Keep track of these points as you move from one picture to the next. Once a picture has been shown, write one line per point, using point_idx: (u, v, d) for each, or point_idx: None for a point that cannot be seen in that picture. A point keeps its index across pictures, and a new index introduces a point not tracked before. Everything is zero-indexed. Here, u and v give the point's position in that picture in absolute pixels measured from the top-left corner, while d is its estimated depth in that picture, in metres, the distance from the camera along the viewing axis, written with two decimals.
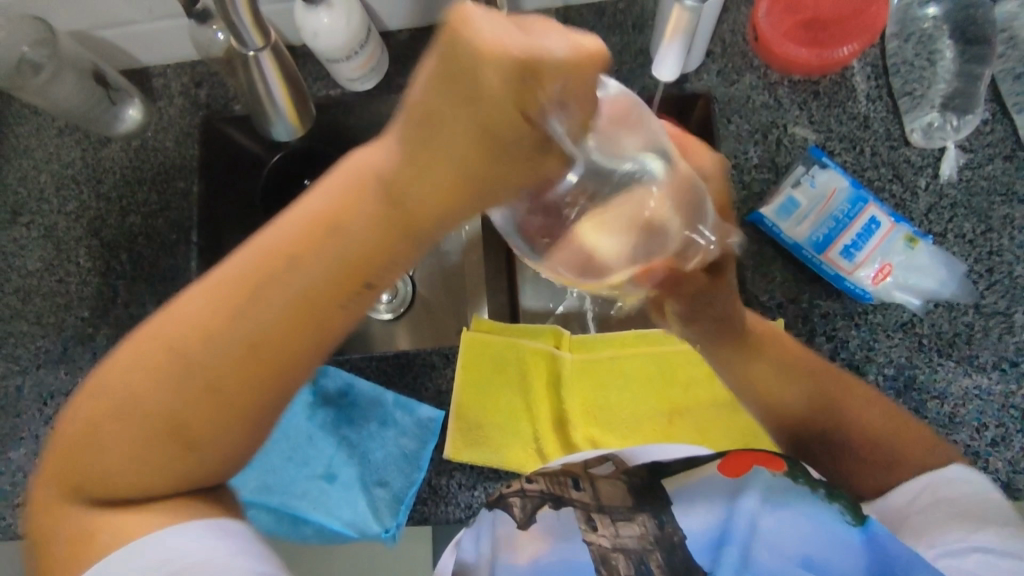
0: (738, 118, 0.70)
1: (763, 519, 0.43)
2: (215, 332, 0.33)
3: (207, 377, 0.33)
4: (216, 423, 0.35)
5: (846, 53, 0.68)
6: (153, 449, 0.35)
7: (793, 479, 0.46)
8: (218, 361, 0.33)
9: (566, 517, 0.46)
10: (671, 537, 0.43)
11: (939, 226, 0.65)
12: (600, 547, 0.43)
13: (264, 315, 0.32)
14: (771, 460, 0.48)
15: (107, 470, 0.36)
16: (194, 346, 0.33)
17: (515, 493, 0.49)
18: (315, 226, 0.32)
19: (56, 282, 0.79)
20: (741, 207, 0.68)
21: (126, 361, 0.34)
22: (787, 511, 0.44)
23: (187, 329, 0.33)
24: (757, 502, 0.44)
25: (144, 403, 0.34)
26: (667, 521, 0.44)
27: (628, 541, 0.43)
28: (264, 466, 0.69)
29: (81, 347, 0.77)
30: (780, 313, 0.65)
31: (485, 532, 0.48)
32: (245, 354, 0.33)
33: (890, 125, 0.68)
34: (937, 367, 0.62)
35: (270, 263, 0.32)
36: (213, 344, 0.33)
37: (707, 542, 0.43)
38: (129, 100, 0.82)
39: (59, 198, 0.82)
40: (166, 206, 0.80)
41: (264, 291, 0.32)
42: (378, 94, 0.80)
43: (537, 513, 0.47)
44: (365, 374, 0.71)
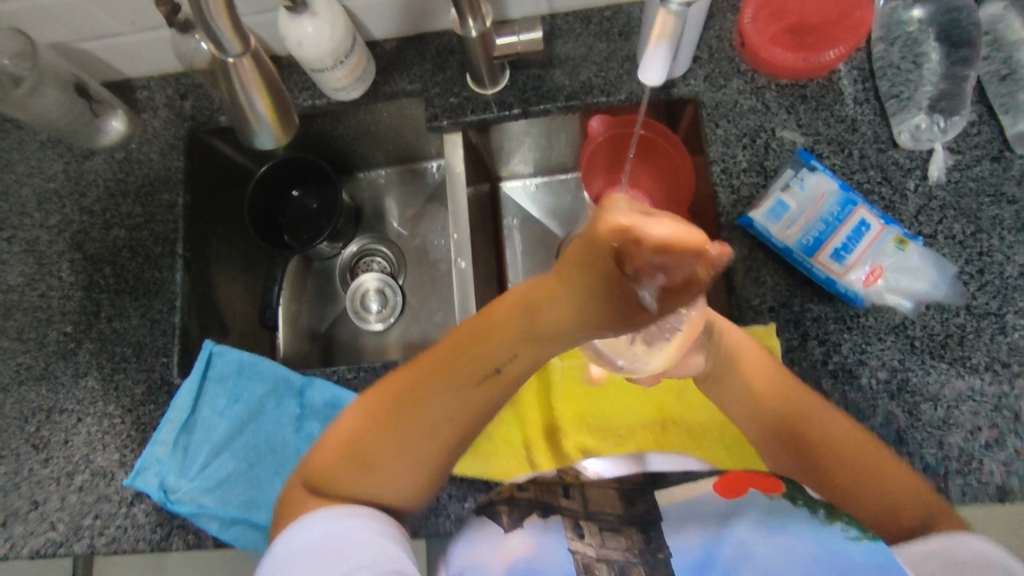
0: (725, 122, 0.70)
1: (754, 541, 0.44)
2: (436, 413, 0.50)
3: (422, 410, 0.51)
4: (424, 440, 0.51)
5: (832, 57, 0.68)
6: (391, 477, 0.51)
7: (791, 501, 0.47)
8: (439, 426, 0.51)
9: (554, 526, 0.47)
10: (656, 552, 0.45)
11: (930, 228, 0.65)
12: (584, 556, 0.45)
13: (451, 372, 0.50)
14: (770, 481, 0.50)
15: (330, 467, 0.52)
16: (422, 417, 0.50)
17: (504, 501, 0.51)
18: (491, 315, 0.47)
19: (38, 297, 0.78)
20: (730, 211, 0.68)
21: (383, 409, 0.51)
22: (783, 532, 0.45)
23: (402, 385, 0.51)
24: (752, 525, 0.45)
25: (388, 451, 0.51)
26: (654, 536, 0.46)
27: (612, 551, 0.46)
28: (251, 480, 0.68)
29: (63, 363, 0.75)
30: (772, 317, 0.64)
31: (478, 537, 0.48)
32: (453, 400, 0.51)
33: (878, 127, 0.68)
34: (930, 368, 0.62)
35: (459, 338, 0.49)
36: (430, 413, 0.50)
37: (693, 556, 0.44)
38: (112, 112, 0.81)
39: (41, 212, 0.80)
40: (150, 218, 0.79)
41: (465, 393, 0.50)
42: (364, 103, 0.80)
43: (525, 522, 0.48)
44: (352, 386, 0.70)
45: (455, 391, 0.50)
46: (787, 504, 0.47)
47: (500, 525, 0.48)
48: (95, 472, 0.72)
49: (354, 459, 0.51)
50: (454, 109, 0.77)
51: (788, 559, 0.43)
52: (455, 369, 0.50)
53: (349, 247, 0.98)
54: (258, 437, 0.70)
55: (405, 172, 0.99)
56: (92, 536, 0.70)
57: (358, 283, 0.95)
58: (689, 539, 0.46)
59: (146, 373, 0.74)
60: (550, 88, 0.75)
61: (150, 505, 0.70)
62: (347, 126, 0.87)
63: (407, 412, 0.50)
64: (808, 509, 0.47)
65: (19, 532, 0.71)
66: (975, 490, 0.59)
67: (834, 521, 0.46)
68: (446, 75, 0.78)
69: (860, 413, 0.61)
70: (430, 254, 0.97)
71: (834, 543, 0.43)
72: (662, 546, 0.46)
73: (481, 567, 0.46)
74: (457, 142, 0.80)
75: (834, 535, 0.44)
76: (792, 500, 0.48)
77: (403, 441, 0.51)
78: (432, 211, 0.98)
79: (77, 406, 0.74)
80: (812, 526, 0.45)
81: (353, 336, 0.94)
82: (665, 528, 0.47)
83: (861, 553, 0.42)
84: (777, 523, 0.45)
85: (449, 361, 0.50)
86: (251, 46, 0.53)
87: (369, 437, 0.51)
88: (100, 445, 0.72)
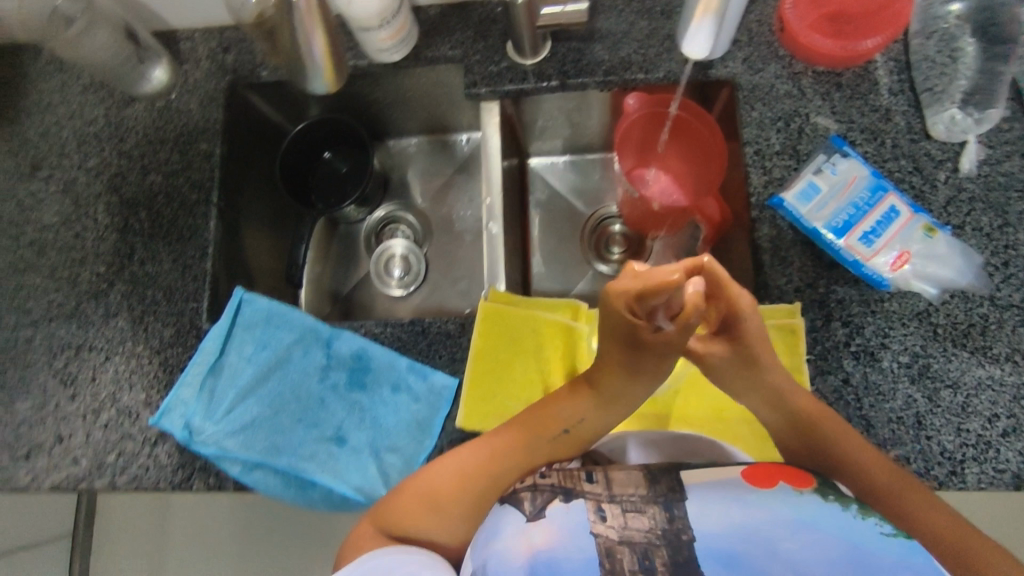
0: (761, 105, 0.72)
1: (778, 537, 0.42)
2: (506, 460, 0.55)
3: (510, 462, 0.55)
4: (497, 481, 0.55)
5: (870, 46, 0.69)
6: (452, 521, 0.53)
7: (821, 496, 0.46)
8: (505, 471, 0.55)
9: (577, 508, 0.47)
10: (680, 532, 0.43)
11: (958, 219, 0.66)
12: (606, 539, 0.43)
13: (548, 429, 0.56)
14: (801, 477, 0.48)
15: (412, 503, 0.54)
16: (498, 471, 0.55)
17: (528, 488, 0.51)
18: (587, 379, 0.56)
19: (72, 237, 0.79)
20: (761, 191, 0.69)
21: (455, 463, 0.56)
22: (813, 526, 0.43)
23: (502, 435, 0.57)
24: (781, 522, 0.43)
25: (457, 498, 0.54)
26: (677, 516, 0.45)
27: (635, 532, 0.44)
28: (273, 426, 0.69)
29: (94, 302, 0.76)
30: (797, 297, 0.66)
31: (496, 525, 0.48)
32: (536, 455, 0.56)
33: (912, 119, 0.69)
34: (951, 356, 0.63)
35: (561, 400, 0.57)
36: (505, 462, 0.55)
37: (715, 547, 0.42)
38: (157, 60, 0.82)
39: (79, 154, 0.82)
40: (187, 166, 0.80)
41: (544, 454, 0.56)
42: (404, 67, 0.81)
43: (547, 507, 0.48)
44: (380, 340, 0.71)
45: (533, 441, 0.56)
46: (817, 498, 0.46)
47: (523, 513, 0.48)
48: (121, 410, 0.73)
49: (422, 503, 0.54)
50: (493, 77, 0.78)
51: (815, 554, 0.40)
52: (544, 429, 0.56)
53: (376, 213, 0.99)
54: (282, 385, 0.71)
55: (435, 143, 1.00)
56: (115, 472, 0.71)
57: (384, 248, 0.96)
58: (712, 528, 0.43)
59: (176, 317, 0.75)
60: (590, 62, 0.77)
61: (174, 445, 0.71)
62: (384, 91, 0.88)
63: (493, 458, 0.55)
64: (840, 504, 0.45)
65: (43, 465, 0.72)
66: (990, 476, 0.59)
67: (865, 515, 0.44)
68: (488, 43, 0.79)
69: (880, 395, 0.62)
70: (456, 224, 0.98)
71: (862, 540, 0.41)
72: (686, 527, 0.44)
73: (502, 555, 0.45)
74: (493, 110, 0.81)
75: (866, 530, 0.43)
76: (821, 494, 0.46)
77: (475, 497, 0.54)
78: (460, 183, 0.99)
79: (106, 344, 0.75)
80: (839, 522, 0.43)
81: (373, 299, 0.95)
82: (688, 509, 0.45)
83: (887, 552, 0.40)
84: (806, 517, 0.43)
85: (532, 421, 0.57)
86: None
87: (443, 485, 0.54)
88: (127, 384, 0.73)
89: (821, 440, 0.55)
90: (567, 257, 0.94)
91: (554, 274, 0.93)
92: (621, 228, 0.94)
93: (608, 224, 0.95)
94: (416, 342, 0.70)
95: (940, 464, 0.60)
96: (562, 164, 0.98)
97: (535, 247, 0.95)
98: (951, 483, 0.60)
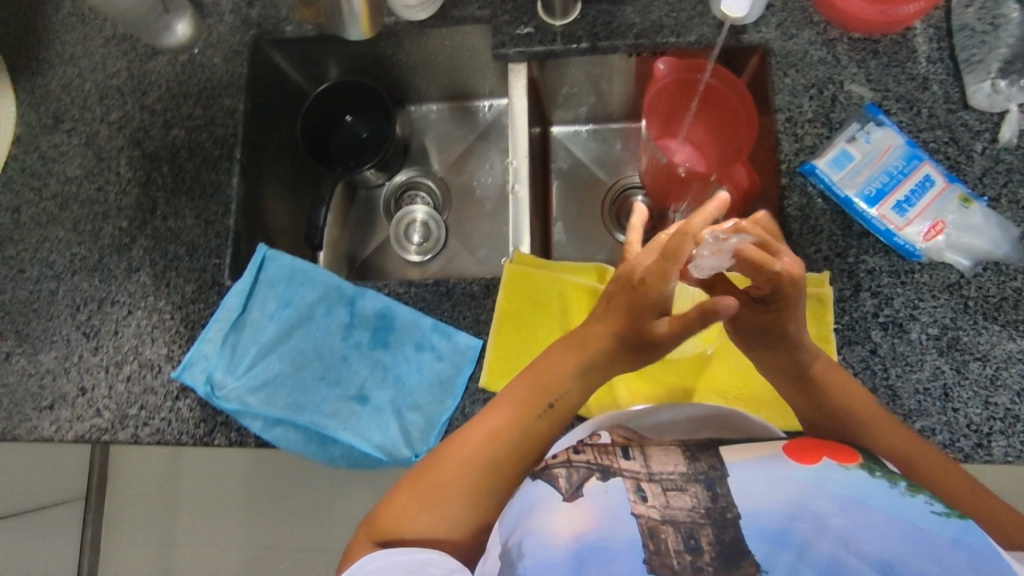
0: (793, 71, 0.71)
1: (829, 513, 0.41)
2: (493, 443, 0.55)
3: (497, 445, 0.55)
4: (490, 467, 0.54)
5: (909, 12, 0.68)
6: (455, 511, 0.54)
7: (868, 471, 0.44)
8: (500, 454, 0.55)
9: (615, 488, 0.45)
10: (725, 511, 0.42)
11: (994, 190, 0.65)
12: (648, 519, 0.43)
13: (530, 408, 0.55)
14: (845, 451, 0.47)
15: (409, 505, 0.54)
16: (493, 455, 0.55)
17: (561, 464, 0.49)
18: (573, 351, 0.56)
19: (95, 191, 0.79)
20: (792, 158, 0.68)
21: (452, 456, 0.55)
22: (865, 507, 0.41)
23: (484, 421, 0.56)
24: (832, 503, 0.41)
25: (457, 491, 0.54)
26: (721, 494, 0.44)
27: (678, 512, 0.43)
28: (295, 384, 0.69)
29: (117, 256, 0.76)
30: (826, 266, 0.65)
31: (532, 504, 0.47)
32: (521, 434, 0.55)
33: (949, 88, 0.68)
34: (981, 329, 0.62)
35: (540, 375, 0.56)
36: (500, 446, 0.55)
37: (763, 526, 0.41)
38: (181, 14, 0.80)
39: (102, 107, 0.81)
40: (210, 121, 0.80)
41: (532, 431, 0.55)
42: (430, 26, 0.80)
43: (586, 485, 0.47)
44: (403, 300, 0.71)
45: (522, 420, 0.55)
46: (865, 474, 0.44)
47: (559, 491, 0.47)
48: (143, 363, 0.73)
49: (422, 503, 0.54)
50: (522, 38, 0.77)
51: (869, 537, 0.39)
52: (529, 407, 0.55)
53: (396, 177, 0.99)
54: (305, 342, 0.71)
55: (456, 109, 0.99)
56: (138, 425, 0.71)
57: (404, 213, 0.95)
58: (759, 505, 0.42)
59: (198, 273, 0.75)
60: (620, 24, 0.76)
61: (196, 400, 0.71)
62: (408, 53, 0.87)
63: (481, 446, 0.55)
64: (889, 480, 0.43)
65: (66, 416, 0.72)
66: (1018, 450, 0.59)
67: (916, 492, 0.43)
68: (517, 3, 0.78)
69: (907, 365, 0.61)
70: (476, 191, 0.97)
71: (915, 516, 0.40)
72: (730, 506, 0.43)
73: (540, 535, 0.44)
74: (521, 72, 0.80)
75: (916, 507, 0.41)
76: (868, 470, 0.45)
77: (477, 485, 0.54)
78: (480, 150, 0.99)
79: (128, 298, 0.75)
80: (891, 501, 0.41)
81: (391, 264, 0.95)
82: (732, 486, 0.44)
83: (940, 530, 0.39)
84: (854, 494, 0.42)
85: (519, 403, 0.56)
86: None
87: (445, 481, 0.54)
88: (149, 338, 0.73)
89: (846, 414, 0.54)
90: (588, 227, 0.93)
91: (575, 244, 0.92)
92: (643, 200, 0.94)
93: (630, 194, 0.95)
94: (441, 303, 0.70)
95: (966, 436, 0.59)
96: (585, 133, 0.97)
97: (555, 215, 0.94)
98: (977, 456, 0.59)
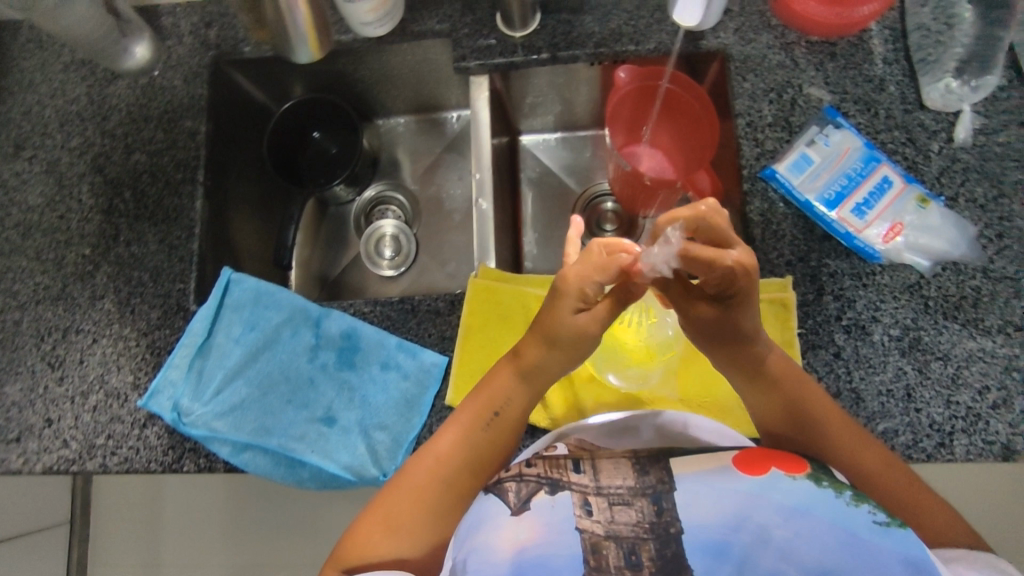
0: (753, 76, 0.71)
1: (773, 524, 0.42)
2: (447, 461, 0.57)
3: (451, 463, 0.57)
4: (446, 485, 0.56)
5: (865, 14, 0.68)
6: (414, 532, 0.55)
7: (814, 481, 0.45)
8: (452, 474, 0.57)
9: (562, 502, 0.46)
10: (668, 526, 0.43)
11: (952, 189, 0.65)
12: (592, 535, 0.43)
13: (479, 425, 0.57)
14: (795, 460, 0.48)
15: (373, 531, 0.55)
16: (446, 474, 0.56)
17: (513, 477, 0.50)
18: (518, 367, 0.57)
19: (57, 219, 0.78)
20: (753, 163, 0.68)
21: (406, 480, 0.56)
22: (809, 519, 0.42)
23: (439, 441, 0.58)
24: (776, 514, 0.42)
25: (415, 513, 0.55)
26: (665, 508, 0.44)
27: (622, 527, 0.43)
28: (263, 407, 0.68)
29: (81, 284, 0.76)
30: (789, 270, 0.65)
31: (481, 520, 0.47)
32: (472, 451, 0.57)
33: (906, 88, 0.68)
34: (942, 328, 0.62)
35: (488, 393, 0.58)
36: (453, 464, 0.57)
37: (705, 540, 0.42)
38: (139, 36, 0.80)
39: (62, 133, 0.80)
40: (171, 144, 0.79)
41: (479, 444, 0.57)
42: (390, 41, 0.80)
43: (532, 500, 0.47)
44: (369, 319, 0.71)
45: (472, 436, 0.57)
46: (811, 483, 0.45)
47: (507, 505, 0.47)
48: (109, 392, 0.72)
49: (384, 528, 0.55)
50: (482, 51, 0.76)
51: (809, 549, 0.40)
52: (476, 421, 0.57)
53: (365, 193, 0.98)
54: (272, 364, 0.70)
55: (424, 121, 0.99)
56: (105, 455, 0.70)
57: (374, 228, 0.95)
58: (703, 519, 0.43)
59: (163, 298, 0.74)
60: (579, 34, 0.75)
61: (163, 427, 0.71)
62: (371, 68, 0.87)
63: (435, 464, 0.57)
64: (835, 490, 0.44)
65: (32, 448, 0.71)
66: (979, 448, 0.59)
67: (859, 502, 0.43)
68: (476, 16, 0.78)
69: (871, 367, 0.61)
70: (446, 203, 0.97)
71: (857, 525, 0.41)
72: (674, 520, 0.43)
73: (488, 551, 0.44)
74: (482, 84, 0.79)
75: (859, 517, 0.42)
76: (815, 479, 0.45)
77: (437, 504, 0.56)
78: (449, 161, 0.98)
79: (93, 326, 0.74)
80: (833, 510, 0.42)
81: (363, 280, 0.94)
82: (677, 499, 0.44)
83: (883, 540, 0.40)
84: (797, 504, 0.43)
85: (470, 420, 0.57)
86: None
87: (403, 506, 0.55)
88: (115, 366, 0.73)
89: (801, 408, 0.54)
90: (559, 236, 0.93)
91: (546, 252, 0.91)
92: (613, 206, 0.94)
93: (600, 201, 0.94)
94: (406, 321, 0.70)
95: (929, 436, 0.59)
96: (553, 141, 0.97)
97: (525, 225, 0.93)
98: (939, 456, 0.59)
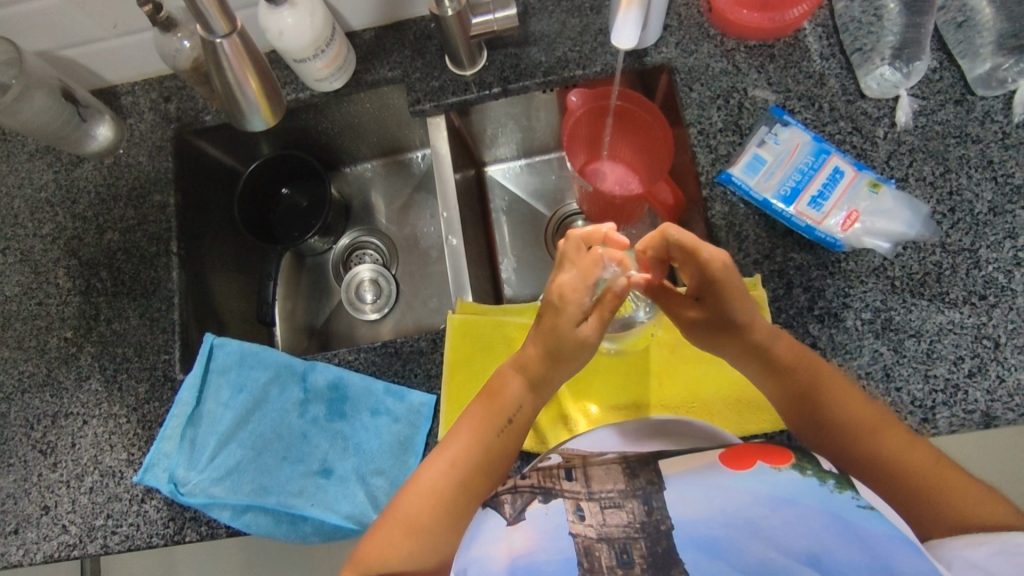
0: (698, 85, 0.73)
1: (761, 516, 0.43)
2: (474, 449, 0.59)
3: (473, 452, 0.59)
4: (465, 479, 0.58)
5: (796, 15, 0.71)
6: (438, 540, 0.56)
7: (800, 471, 0.46)
8: (469, 468, 0.58)
9: (556, 509, 0.48)
10: (659, 524, 0.44)
11: (901, 171, 0.67)
12: (585, 538, 0.45)
13: (493, 414, 0.60)
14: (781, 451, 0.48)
15: (398, 532, 0.55)
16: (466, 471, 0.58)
17: (508, 490, 0.51)
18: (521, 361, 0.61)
19: (36, 305, 0.78)
20: (709, 169, 0.70)
21: (422, 490, 0.57)
22: (795, 503, 0.44)
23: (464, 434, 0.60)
24: (767, 505, 0.44)
25: (436, 514, 0.56)
26: (656, 507, 0.46)
27: (613, 529, 0.45)
28: (259, 467, 0.68)
29: (65, 368, 0.76)
30: (756, 269, 0.66)
31: (479, 531, 0.49)
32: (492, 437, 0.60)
33: (845, 80, 0.71)
34: (911, 306, 0.63)
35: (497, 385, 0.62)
36: (475, 454, 0.59)
37: (696, 536, 0.43)
38: (99, 117, 0.81)
39: (33, 221, 0.81)
40: (142, 219, 0.80)
41: (483, 459, 0.59)
42: (346, 93, 0.82)
43: (527, 509, 0.49)
44: (354, 367, 0.71)
45: (489, 423, 0.60)
46: (797, 474, 0.46)
47: (504, 517, 0.49)
48: (104, 472, 0.72)
49: (406, 529, 0.56)
50: (434, 92, 0.79)
51: (798, 531, 0.42)
52: (488, 416, 0.60)
53: (340, 241, 0.99)
54: (263, 424, 0.70)
55: (390, 164, 1.01)
56: (106, 535, 0.70)
57: (353, 274, 0.96)
58: (693, 515, 0.44)
59: (149, 371, 0.75)
60: (527, 65, 0.78)
61: (162, 499, 0.70)
62: (332, 121, 0.89)
63: (453, 459, 0.58)
64: (819, 479, 0.46)
65: (31, 538, 0.70)
66: (962, 418, 0.60)
67: (843, 489, 0.45)
68: (425, 59, 0.80)
69: (848, 352, 0.63)
70: (421, 241, 0.98)
71: (845, 513, 0.43)
72: (664, 518, 0.45)
73: (484, 559, 0.46)
74: (439, 124, 0.82)
75: (846, 502, 0.44)
76: (800, 469, 0.46)
77: (448, 503, 0.57)
78: (420, 201, 1.00)
79: (82, 408, 0.74)
80: (820, 495, 0.44)
81: (349, 327, 0.95)
82: (667, 499, 0.46)
83: (872, 524, 0.42)
84: (783, 494, 0.44)
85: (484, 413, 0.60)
86: (237, 27, 0.61)
87: (422, 506, 0.57)
88: (108, 445, 0.73)
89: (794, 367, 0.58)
90: (534, 259, 0.94)
91: (525, 277, 0.93)
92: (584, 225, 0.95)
93: (570, 222, 0.96)
94: (390, 364, 0.71)
95: (912, 413, 0.60)
96: (518, 168, 0.99)
97: (502, 253, 0.94)
98: (925, 430, 0.60)
